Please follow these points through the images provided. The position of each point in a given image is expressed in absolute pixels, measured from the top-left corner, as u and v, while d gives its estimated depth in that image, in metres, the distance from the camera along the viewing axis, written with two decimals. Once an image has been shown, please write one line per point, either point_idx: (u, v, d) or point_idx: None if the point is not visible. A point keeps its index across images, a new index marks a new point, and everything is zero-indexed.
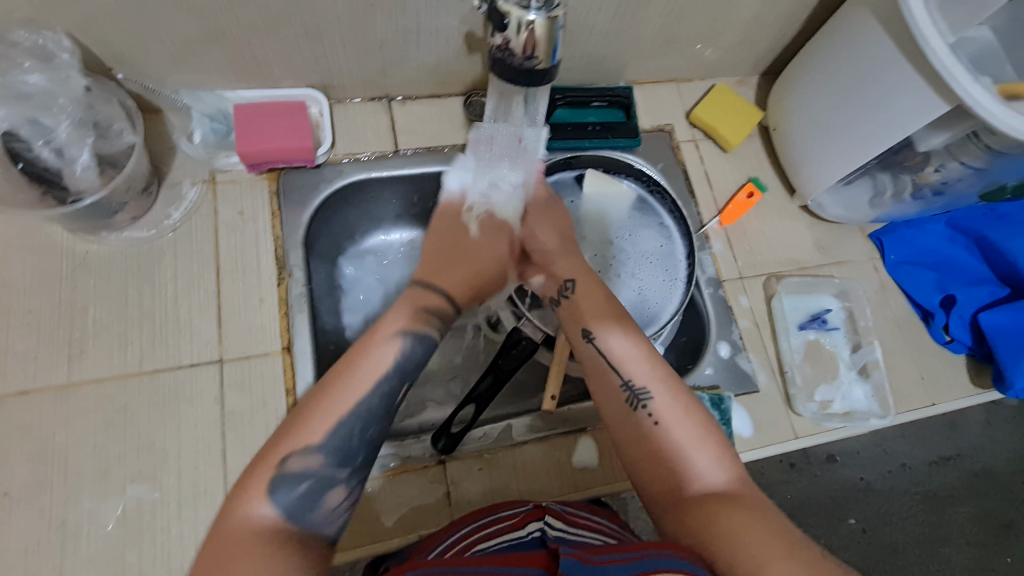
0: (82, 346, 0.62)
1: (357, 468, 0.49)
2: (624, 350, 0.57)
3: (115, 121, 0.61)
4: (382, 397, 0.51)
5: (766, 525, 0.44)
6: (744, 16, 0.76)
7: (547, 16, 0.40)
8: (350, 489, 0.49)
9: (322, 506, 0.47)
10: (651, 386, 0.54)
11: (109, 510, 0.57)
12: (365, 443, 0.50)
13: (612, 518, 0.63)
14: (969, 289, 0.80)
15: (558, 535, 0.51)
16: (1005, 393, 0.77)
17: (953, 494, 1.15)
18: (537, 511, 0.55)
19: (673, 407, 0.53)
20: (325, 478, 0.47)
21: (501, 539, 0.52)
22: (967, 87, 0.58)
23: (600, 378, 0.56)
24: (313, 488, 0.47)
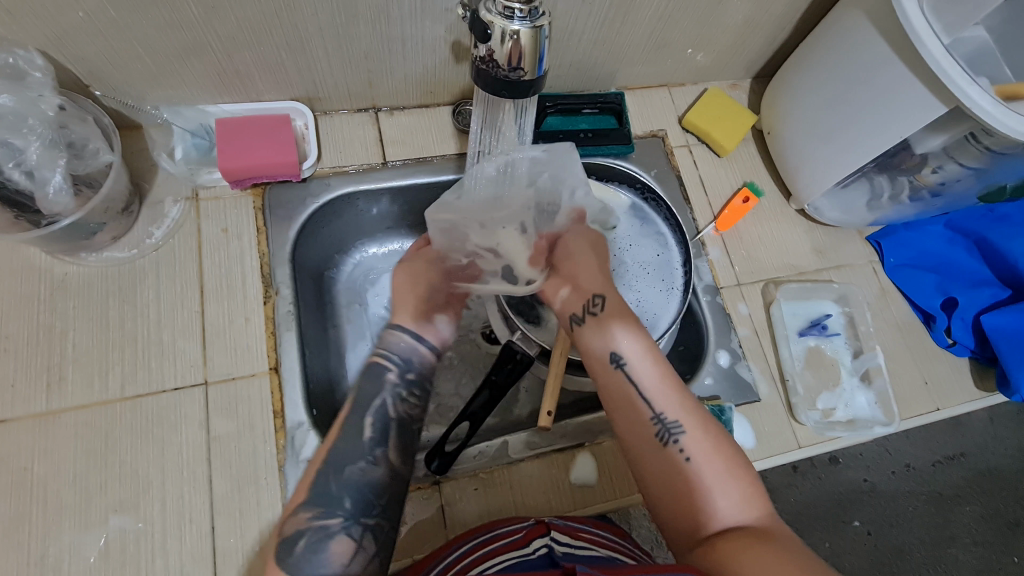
0: (61, 373, 0.60)
1: (349, 513, 0.50)
2: (660, 379, 0.54)
3: (91, 140, 0.60)
4: (348, 439, 0.53)
5: (792, 560, 0.42)
6: (735, 19, 0.75)
7: (532, 26, 0.39)
8: (357, 540, 0.49)
9: (326, 558, 0.47)
10: (682, 417, 0.53)
11: (90, 542, 0.55)
12: (351, 486, 0.51)
13: (617, 534, 0.60)
14: (970, 292, 0.79)
15: (565, 554, 0.51)
16: (1011, 397, 0.76)
17: (958, 494, 1.14)
18: (540, 525, 0.54)
19: (705, 442, 0.51)
20: (319, 530, 0.48)
21: (507, 556, 0.51)
22: (964, 90, 0.56)
23: (629, 410, 0.54)
24: (309, 543, 0.48)
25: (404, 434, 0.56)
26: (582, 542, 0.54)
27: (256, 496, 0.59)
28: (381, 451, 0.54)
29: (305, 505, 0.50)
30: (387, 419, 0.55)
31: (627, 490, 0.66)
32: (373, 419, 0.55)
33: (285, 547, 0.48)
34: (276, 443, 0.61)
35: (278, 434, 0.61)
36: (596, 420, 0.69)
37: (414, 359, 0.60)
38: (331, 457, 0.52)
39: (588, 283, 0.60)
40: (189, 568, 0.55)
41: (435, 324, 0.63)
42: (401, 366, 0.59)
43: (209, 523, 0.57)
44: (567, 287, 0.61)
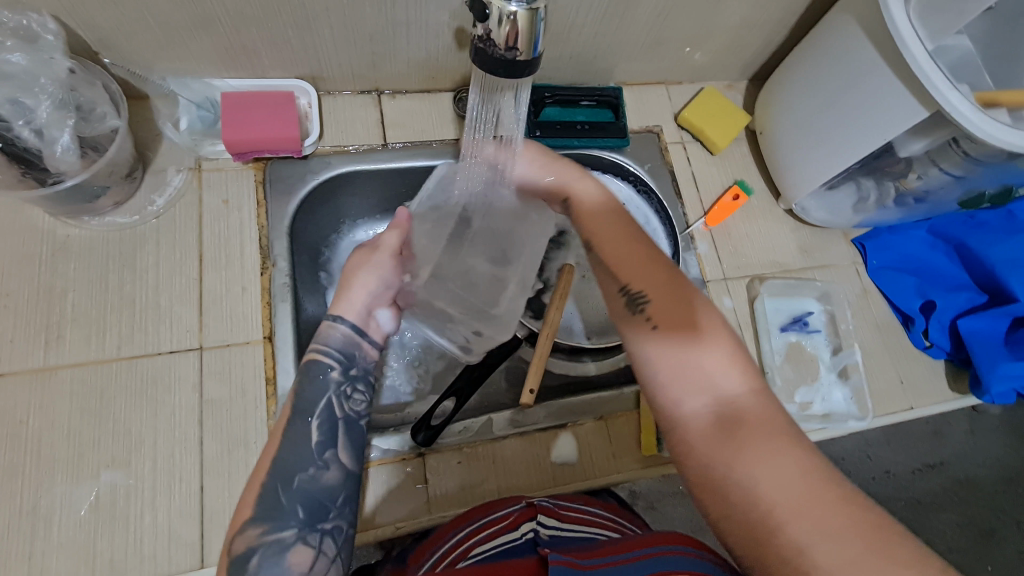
0: (60, 331, 0.61)
1: (304, 522, 0.48)
2: (636, 257, 0.53)
3: (99, 104, 0.61)
4: (297, 443, 0.51)
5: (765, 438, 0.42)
6: (732, 20, 0.77)
7: (528, 8, 0.39)
8: (315, 547, 0.48)
9: (283, 568, 0.46)
10: (656, 291, 0.51)
11: (81, 495, 0.56)
12: (302, 494, 0.49)
13: (609, 509, 0.66)
14: (949, 295, 0.81)
15: (551, 537, 0.55)
16: (982, 398, 0.79)
17: (936, 501, 1.16)
18: (530, 509, 0.58)
19: (685, 314, 0.49)
20: (272, 544, 0.47)
21: (497, 544, 0.55)
22: (945, 94, 0.58)
23: (603, 286, 0.54)
24: (265, 559, 0.46)
25: (353, 435, 0.54)
26: (567, 524, 0.58)
27: (246, 458, 0.60)
28: (330, 452, 0.52)
29: (253, 521, 0.47)
30: (333, 420, 0.53)
31: (606, 470, 0.68)
32: (318, 422, 0.53)
33: (238, 564, 0.46)
34: (268, 409, 0.63)
35: (270, 400, 0.63)
36: (579, 402, 0.70)
37: (355, 354, 0.57)
38: (277, 466, 0.50)
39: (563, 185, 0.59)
40: (177, 525, 0.57)
41: (377, 318, 0.60)
42: (343, 363, 0.56)
43: (198, 483, 0.59)
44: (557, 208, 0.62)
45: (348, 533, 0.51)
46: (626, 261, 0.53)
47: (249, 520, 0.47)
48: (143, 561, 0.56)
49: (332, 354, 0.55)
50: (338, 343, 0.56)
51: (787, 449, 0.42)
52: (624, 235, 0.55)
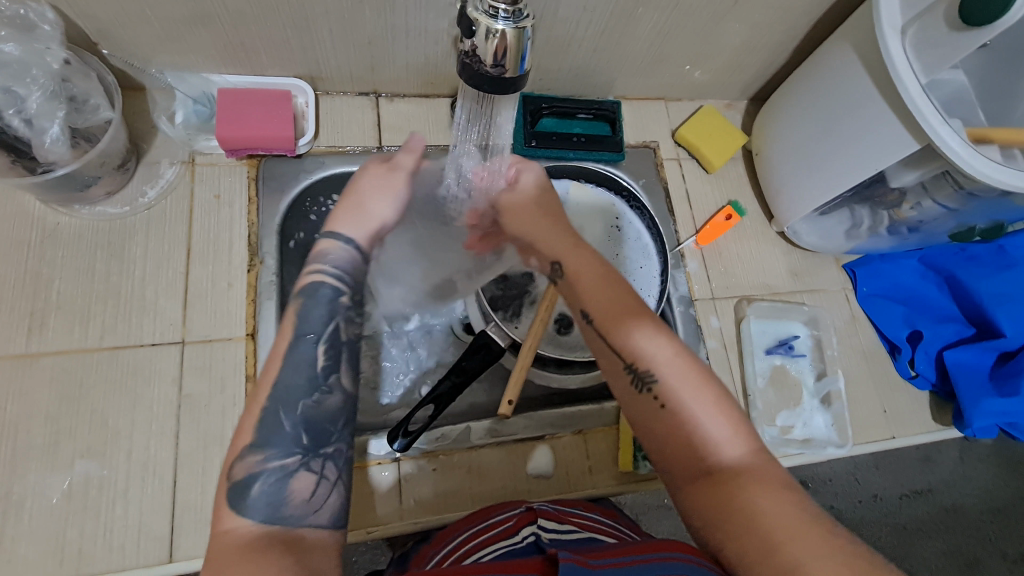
0: (43, 318, 0.61)
1: (308, 448, 0.46)
2: (629, 322, 0.51)
3: (92, 96, 0.62)
4: (308, 373, 0.48)
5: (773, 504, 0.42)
6: (732, 40, 0.77)
7: (516, 26, 0.40)
8: (318, 473, 0.45)
9: (288, 497, 0.43)
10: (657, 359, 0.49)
11: (55, 483, 0.57)
12: (314, 421, 0.47)
13: (608, 515, 0.63)
14: (937, 327, 0.81)
15: (552, 539, 0.53)
16: (964, 431, 0.79)
17: (921, 528, 1.16)
18: (529, 513, 0.56)
19: (682, 384, 0.48)
20: (276, 470, 0.44)
21: (496, 545, 0.52)
22: (936, 128, 0.58)
23: (605, 362, 0.52)
24: (268, 486, 0.43)
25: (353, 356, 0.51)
26: (568, 527, 0.56)
27: (221, 454, 0.61)
28: (334, 376, 0.49)
29: (257, 446, 0.45)
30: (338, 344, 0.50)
31: (581, 485, 0.69)
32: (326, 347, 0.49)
33: (238, 490, 0.43)
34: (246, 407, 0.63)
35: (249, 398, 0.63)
36: (559, 414, 0.71)
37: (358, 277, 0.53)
38: (279, 391, 0.47)
39: (547, 248, 0.57)
40: (148, 517, 0.57)
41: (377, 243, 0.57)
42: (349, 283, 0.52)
43: (172, 477, 0.59)
44: (536, 257, 0.60)
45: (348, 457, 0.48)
46: (623, 329, 0.51)
47: (251, 446, 0.45)
48: (112, 552, 0.56)
49: (332, 271, 0.51)
50: (336, 260, 0.52)
51: (804, 512, 0.42)
52: (615, 296, 0.53)
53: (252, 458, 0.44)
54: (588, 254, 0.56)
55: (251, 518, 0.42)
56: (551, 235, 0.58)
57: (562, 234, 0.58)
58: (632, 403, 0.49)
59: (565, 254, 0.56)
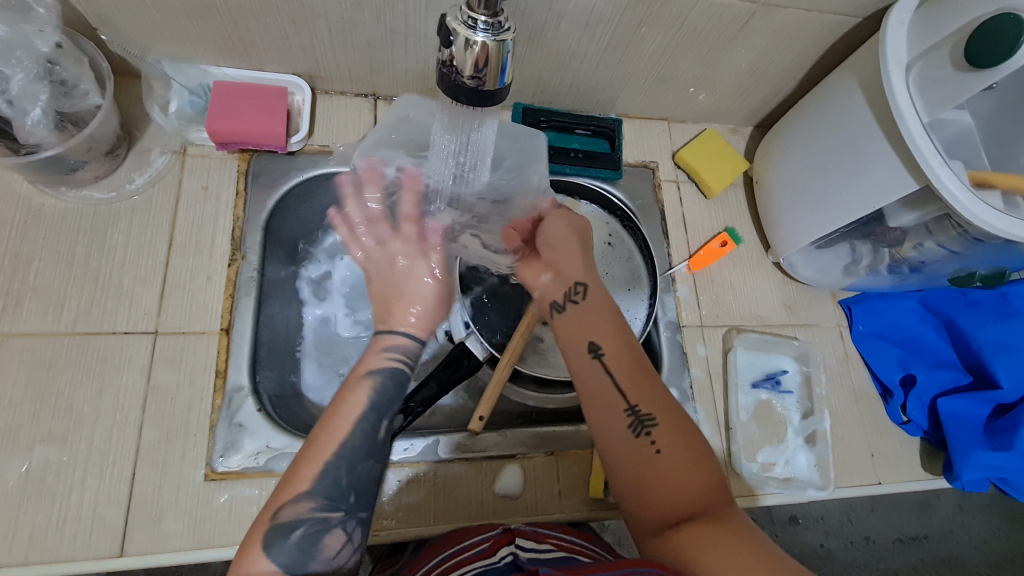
0: (18, 299, 0.61)
1: (351, 507, 0.47)
2: (636, 364, 0.54)
3: (82, 81, 0.62)
4: (364, 436, 0.49)
5: (752, 553, 0.44)
6: (739, 65, 0.75)
7: (495, 38, 0.39)
8: (350, 533, 0.47)
9: (320, 552, 0.45)
10: (657, 409, 0.52)
11: (12, 466, 0.56)
12: (355, 481, 0.48)
13: (584, 537, 0.62)
14: (932, 372, 0.78)
15: (530, 559, 0.52)
16: (953, 483, 0.76)
17: None
18: (507, 535, 0.55)
19: (676, 433, 0.51)
20: (320, 522, 0.46)
21: (473, 564, 0.51)
22: (935, 170, 0.56)
23: (602, 398, 0.53)
24: (307, 533, 0.45)
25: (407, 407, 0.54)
26: (547, 546, 0.55)
27: (183, 450, 0.60)
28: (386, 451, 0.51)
29: (307, 495, 0.46)
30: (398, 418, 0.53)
31: (549, 508, 0.67)
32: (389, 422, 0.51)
33: (277, 530, 0.45)
34: (213, 403, 0.62)
35: (217, 394, 0.62)
36: (532, 434, 0.69)
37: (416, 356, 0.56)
38: (345, 450, 0.48)
39: (570, 271, 0.58)
40: (103, 508, 0.57)
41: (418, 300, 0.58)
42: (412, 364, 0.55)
43: (131, 469, 0.58)
44: (549, 275, 0.59)
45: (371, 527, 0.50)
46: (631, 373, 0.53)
47: (300, 494, 0.46)
48: (62, 541, 0.55)
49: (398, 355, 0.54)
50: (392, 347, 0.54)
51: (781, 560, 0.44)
52: (626, 343, 0.55)
53: (299, 505, 0.46)
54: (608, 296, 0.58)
55: (274, 561, 0.44)
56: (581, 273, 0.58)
57: (583, 258, 0.59)
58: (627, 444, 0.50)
59: (591, 280, 0.58)
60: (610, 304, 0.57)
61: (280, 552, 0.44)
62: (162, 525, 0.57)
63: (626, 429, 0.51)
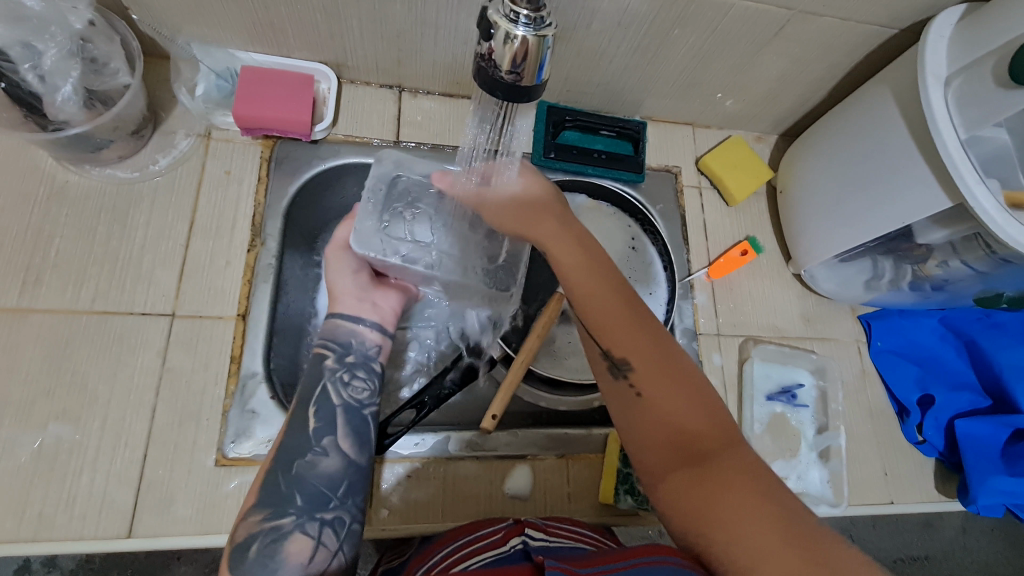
0: (39, 274, 0.61)
1: (303, 510, 0.50)
2: (617, 313, 0.54)
3: (112, 60, 0.62)
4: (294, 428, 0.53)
5: (752, 491, 0.43)
6: (769, 73, 0.74)
7: (535, 34, 0.39)
8: (315, 537, 0.49)
9: (284, 558, 0.47)
10: (634, 353, 0.52)
11: (25, 442, 0.56)
12: (296, 483, 0.51)
13: (596, 530, 0.61)
14: (951, 393, 0.77)
15: (541, 548, 0.52)
16: (968, 507, 0.75)
17: None
18: (517, 526, 0.55)
19: (663, 377, 0.51)
20: (272, 531, 0.48)
21: (485, 554, 0.51)
22: (971, 188, 0.55)
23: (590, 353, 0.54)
24: (264, 546, 0.47)
25: (352, 419, 0.55)
26: (555, 537, 0.55)
27: (196, 434, 0.60)
28: (329, 439, 0.53)
29: (256, 507, 0.49)
30: (330, 407, 0.55)
31: (557, 510, 0.66)
32: (316, 409, 0.54)
33: (239, 551, 0.47)
34: (226, 388, 0.62)
35: (231, 379, 0.62)
36: (544, 435, 0.69)
37: (351, 342, 0.58)
38: (281, 455, 0.52)
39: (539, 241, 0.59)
40: (114, 488, 0.57)
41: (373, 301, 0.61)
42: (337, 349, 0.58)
43: (142, 450, 0.58)
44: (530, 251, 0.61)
45: (351, 527, 0.51)
46: (607, 319, 0.54)
47: (250, 507, 0.49)
48: (72, 519, 0.55)
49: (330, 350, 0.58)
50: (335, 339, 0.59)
51: (780, 491, 0.44)
52: (606, 293, 0.56)
53: (250, 517, 0.49)
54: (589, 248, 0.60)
55: None
56: (554, 245, 0.59)
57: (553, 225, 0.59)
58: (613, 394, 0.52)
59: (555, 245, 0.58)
60: (584, 257, 0.58)
61: (245, 569, 0.46)
62: (172, 508, 0.57)
63: (607, 375, 0.53)
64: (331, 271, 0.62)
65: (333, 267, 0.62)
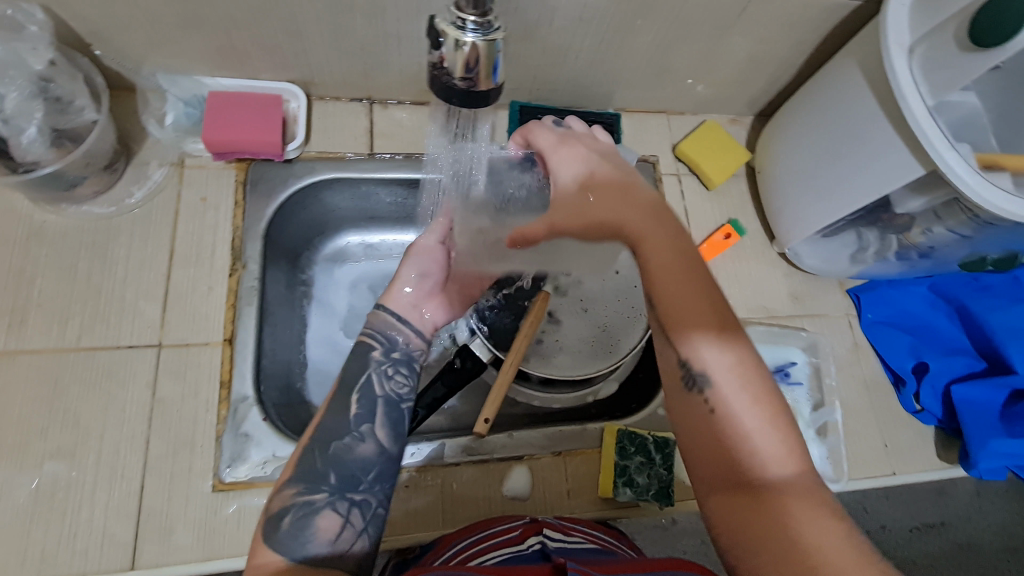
0: (23, 316, 0.61)
1: (335, 489, 0.49)
2: (690, 310, 0.48)
3: (77, 97, 0.62)
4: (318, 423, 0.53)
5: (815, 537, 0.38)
6: (737, 54, 0.74)
7: (484, 38, 0.39)
8: (344, 516, 0.48)
9: (313, 534, 0.47)
10: (702, 353, 0.46)
11: (22, 483, 0.56)
12: (332, 461, 0.50)
13: (611, 534, 0.60)
14: (945, 359, 0.76)
15: (558, 548, 0.51)
16: (970, 472, 0.75)
17: (933, 564, 1.09)
18: (535, 525, 0.55)
19: (726, 384, 0.45)
20: (304, 506, 0.48)
21: (501, 551, 0.51)
22: (941, 153, 0.55)
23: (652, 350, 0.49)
24: (297, 519, 0.47)
25: (391, 413, 0.55)
26: (574, 538, 0.54)
27: (192, 461, 0.60)
28: (367, 426, 0.53)
29: (290, 482, 0.49)
30: (374, 396, 0.54)
31: (559, 507, 0.66)
32: (359, 397, 0.54)
33: (272, 522, 0.47)
34: (218, 413, 0.62)
35: (222, 404, 0.62)
36: (540, 435, 0.69)
37: (398, 339, 0.58)
38: (319, 433, 0.51)
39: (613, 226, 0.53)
40: (113, 522, 0.57)
41: (422, 313, 0.62)
42: (382, 343, 0.58)
43: (139, 481, 0.59)
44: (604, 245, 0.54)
45: (377, 511, 0.51)
46: (678, 317, 0.47)
47: (285, 481, 0.49)
48: (74, 556, 0.55)
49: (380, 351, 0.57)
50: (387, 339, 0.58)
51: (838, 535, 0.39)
52: (681, 285, 0.48)
53: (285, 491, 0.49)
54: (671, 230, 0.51)
55: (278, 552, 0.46)
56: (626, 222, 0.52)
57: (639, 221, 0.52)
58: (673, 395, 0.46)
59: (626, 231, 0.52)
60: (655, 246, 0.50)
61: (277, 540, 0.46)
62: (172, 536, 0.57)
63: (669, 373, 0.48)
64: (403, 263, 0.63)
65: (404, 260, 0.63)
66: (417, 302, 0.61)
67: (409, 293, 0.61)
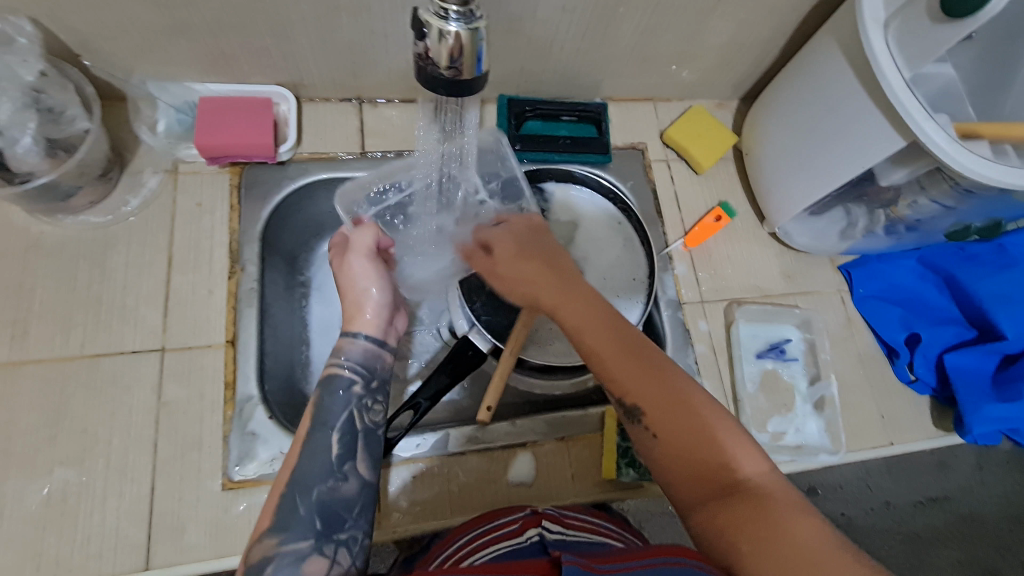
0: (26, 326, 0.62)
1: (321, 532, 0.49)
2: (626, 353, 0.49)
3: (69, 107, 0.63)
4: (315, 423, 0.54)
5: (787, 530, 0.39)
6: (719, 38, 0.75)
7: (467, 27, 0.40)
8: (332, 556, 0.49)
9: None
10: (642, 388, 0.48)
11: (34, 490, 0.57)
12: (315, 505, 0.50)
13: (615, 522, 0.62)
14: (934, 329, 0.78)
15: (557, 540, 0.52)
16: (965, 437, 0.76)
17: (938, 536, 1.10)
18: (535, 516, 0.55)
19: (671, 410, 0.46)
20: (289, 553, 0.47)
21: (501, 544, 0.52)
22: (920, 124, 0.56)
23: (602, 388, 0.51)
24: (282, 568, 0.47)
25: (370, 443, 0.55)
26: (572, 530, 0.55)
27: (199, 462, 0.61)
28: (349, 464, 0.53)
29: (270, 530, 0.48)
30: (353, 432, 0.54)
31: (562, 494, 0.67)
32: (340, 434, 0.53)
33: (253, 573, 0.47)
34: (225, 414, 0.63)
35: (227, 405, 0.63)
36: (543, 421, 0.70)
37: (376, 366, 0.58)
38: (297, 478, 0.51)
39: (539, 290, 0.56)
40: (125, 524, 0.58)
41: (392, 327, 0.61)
42: (365, 373, 0.57)
43: (149, 484, 0.59)
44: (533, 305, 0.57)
45: (363, 542, 0.52)
46: (611, 361, 0.49)
47: (265, 531, 0.48)
48: (88, 559, 0.56)
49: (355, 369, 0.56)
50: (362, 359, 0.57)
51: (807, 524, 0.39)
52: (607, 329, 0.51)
53: (266, 541, 0.48)
54: (580, 290, 0.55)
55: None
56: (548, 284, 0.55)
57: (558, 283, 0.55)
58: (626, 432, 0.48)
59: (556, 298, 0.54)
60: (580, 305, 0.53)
61: None
62: (184, 535, 0.58)
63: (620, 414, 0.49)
64: (364, 282, 0.59)
65: (361, 276, 0.59)
66: (385, 321, 0.60)
67: (378, 315, 0.59)
